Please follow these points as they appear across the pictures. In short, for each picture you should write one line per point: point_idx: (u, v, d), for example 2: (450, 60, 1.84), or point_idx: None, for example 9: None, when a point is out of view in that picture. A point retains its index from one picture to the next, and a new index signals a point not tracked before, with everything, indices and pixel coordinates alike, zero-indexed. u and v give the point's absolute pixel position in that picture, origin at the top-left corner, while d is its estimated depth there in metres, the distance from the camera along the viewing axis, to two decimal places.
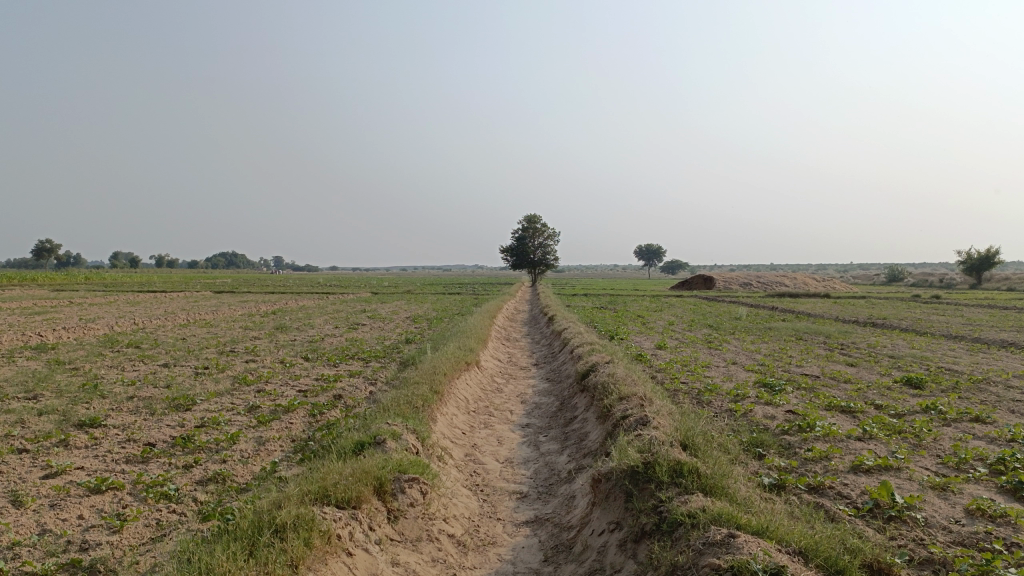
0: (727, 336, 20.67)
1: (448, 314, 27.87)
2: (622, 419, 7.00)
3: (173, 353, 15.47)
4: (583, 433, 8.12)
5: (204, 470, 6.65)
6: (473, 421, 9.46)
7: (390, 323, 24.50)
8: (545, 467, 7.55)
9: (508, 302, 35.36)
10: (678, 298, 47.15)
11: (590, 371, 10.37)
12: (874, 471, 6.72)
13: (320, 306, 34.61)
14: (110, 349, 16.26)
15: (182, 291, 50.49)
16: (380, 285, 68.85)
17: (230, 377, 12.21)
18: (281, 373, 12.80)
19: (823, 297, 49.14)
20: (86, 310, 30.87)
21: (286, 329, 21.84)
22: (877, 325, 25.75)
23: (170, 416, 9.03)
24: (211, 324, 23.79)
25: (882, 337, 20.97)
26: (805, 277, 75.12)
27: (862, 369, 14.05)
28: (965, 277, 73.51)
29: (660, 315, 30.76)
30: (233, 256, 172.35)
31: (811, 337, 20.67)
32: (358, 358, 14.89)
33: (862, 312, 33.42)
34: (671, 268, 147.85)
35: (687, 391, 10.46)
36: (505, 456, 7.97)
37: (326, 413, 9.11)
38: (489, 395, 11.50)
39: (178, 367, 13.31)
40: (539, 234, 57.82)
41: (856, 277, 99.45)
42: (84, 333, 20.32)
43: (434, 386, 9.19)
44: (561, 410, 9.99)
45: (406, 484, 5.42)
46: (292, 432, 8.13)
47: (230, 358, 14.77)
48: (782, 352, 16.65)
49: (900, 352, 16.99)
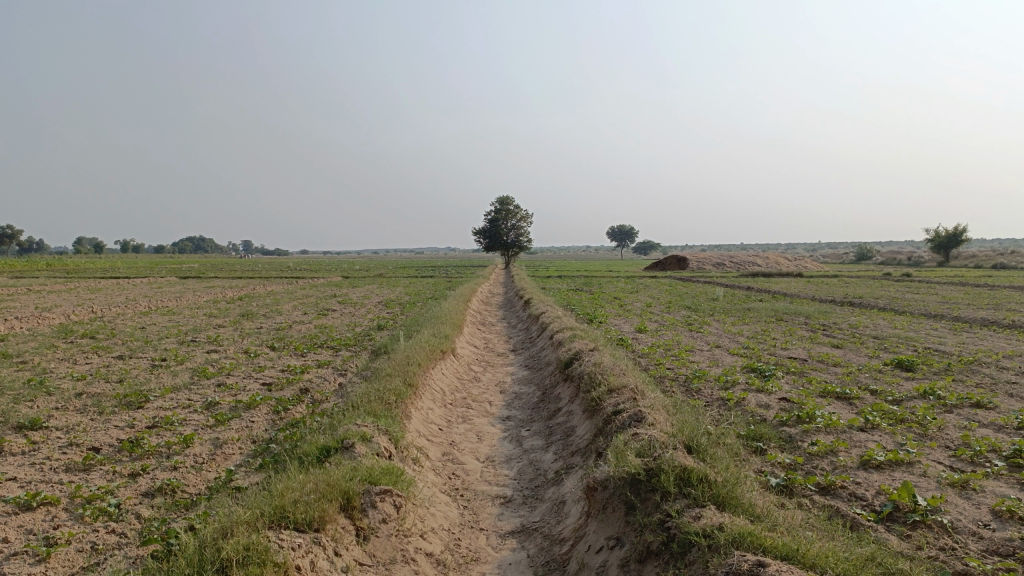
0: (707, 318, 20.25)
1: (421, 299, 27.16)
2: (614, 415, 6.43)
3: (130, 344, 14.61)
4: (569, 428, 7.53)
5: (150, 481, 5.96)
6: (450, 415, 8.84)
7: (361, 308, 23.79)
8: (530, 467, 6.96)
9: (481, 285, 34.63)
10: (653, 279, 46.83)
11: (573, 359, 9.79)
12: (886, 467, 6.25)
13: (289, 291, 33.72)
14: (64, 340, 15.39)
15: (145, 277, 48.88)
16: (348, 269, 67.72)
17: (189, 370, 11.45)
18: (245, 365, 12.05)
19: (797, 277, 48.90)
20: (42, 298, 29.60)
21: (253, 316, 20.97)
22: (856, 304, 25.61)
23: (119, 416, 8.30)
24: (173, 312, 22.81)
25: (863, 317, 20.64)
26: (777, 257, 75.23)
27: (849, 351, 13.66)
28: (933, 255, 74.35)
29: (637, 296, 30.30)
30: (201, 241, 170.36)
31: (792, 317, 20.33)
32: (327, 347, 14.19)
33: (838, 291, 33.30)
34: (644, 248, 148.73)
35: (675, 379, 9.94)
36: (486, 454, 7.37)
37: (291, 410, 8.44)
38: (466, 385, 10.88)
39: (134, 360, 12.50)
40: (512, 216, 57.21)
41: (826, 256, 100.06)
42: (38, 323, 19.30)
43: (407, 378, 8.56)
44: (543, 401, 9.42)
45: (377, 498, 4.77)
46: (253, 432, 7.46)
47: (191, 348, 13.96)
48: (764, 334, 16.20)
49: (883, 333, 16.62)
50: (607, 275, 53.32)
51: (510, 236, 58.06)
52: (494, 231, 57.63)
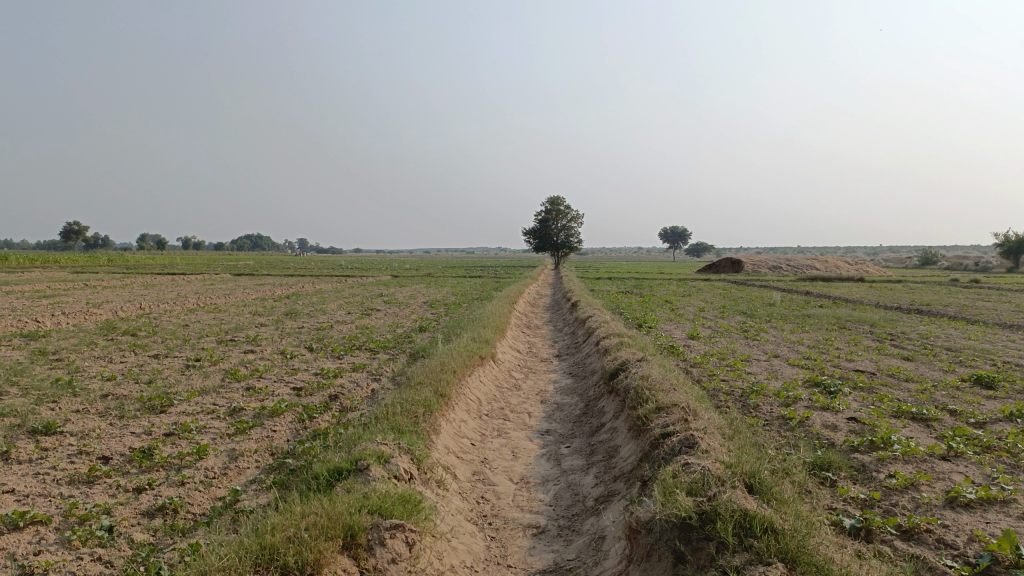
0: (763, 324, 19.29)
1: (467, 299, 26.65)
2: (661, 438, 5.75)
3: (169, 342, 14.36)
4: (613, 449, 6.85)
5: (152, 499, 5.50)
6: (485, 428, 8.24)
7: (406, 308, 23.42)
8: (568, 491, 6.31)
9: (529, 286, 33.96)
10: (705, 282, 45.62)
11: (618, 369, 9.10)
12: (977, 505, 5.44)
13: (337, 289, 33.67)
14: (105, 337, 15.22)
15: (201, 274, 49.86)
16: (397, 267, 67.86)
17: (220, 371, 11.09)
18: (278, 367, 11.63)
19: (858, 281, 46.95)
20: (95, 293, 29.94)
21: (296, 315, 20.71)
22: (924, 311, 24.30)
23: (138, 422, 7.90)
24: (218, 309, 22.71)
25: (933, 327, 19.36)
26: (836, 260, 72.80)
27: (921, 365, 12.63)
28: (1003, 260, 71.05)
29: (689, 299, 29.29)
30: (257, 239, 173.74)
31: (855, 325, 19.24)
32: (365, 349, 13.73)
33: (903, 298, 31.67)
34: (697, 251, 146.55)
35: (730, 394, 9.18)
36: (521, 474, 6.75)
37: (316, 418, 7.95)
38: (505, 394, 10.28)
39: (168, 359, 12.20)
40: (563, 216, 56.52)
41: (887, 261, 96.88)
42: (85, 319, 19.34)
43: (439, 388, 7.99)
44: (586, 415, 8.75)
45: (388, 534, 4.17)
46: (272, 443, 6.98)
47: (227, 348, 13.63)
48: (826, 343, 15.23)
49: (956, 345, 15.48)
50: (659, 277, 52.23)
51: (560, 236, 57.40)
52: (544, 231, 57.03)
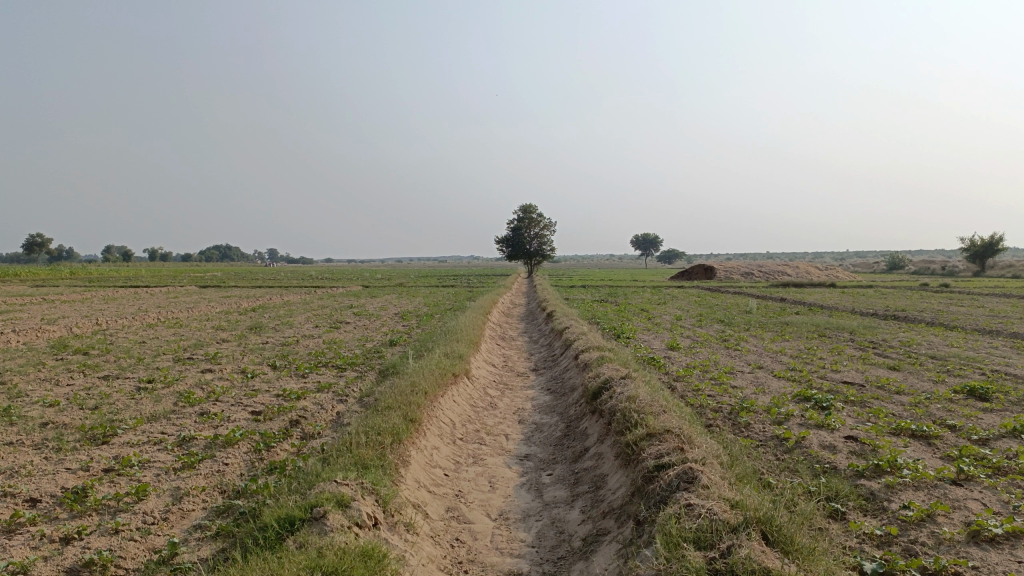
0: (742, 333, 18.88)
1: (439, 311, 25.97)
2: (656, 470, 5.18)
3: (122, 362, 13.50)
4: (599, 479, 6.28)
5: (78, 553, 4.81)
6: (460, 454, 7.62)
7: (375, 321, 22.65)
8: (552, 527, 5.71)
9: (502, 295, 33.32)
10: (679, 289, 45.36)
11: (601, 388, 8.52)
12: (1006, 539, 4.93)
13: (306, 301, 32.80)
14: (53, 358, 14.29)
15: (166, 287, 48.50)
16: (368, 278, 66.88)
17: (174, 394, 10.32)
18: (238, 388, 10.89)
19: (831, 286, 46.86)
20: (52, 309, 28.71)
21: (261, 330, 19.87)
22: (901, 317, 24.14)
23: (76, 455, 7.16)
24: (180, 324, 21.73)
25: (914, 334, 19.08)
26: (808, 266, 73.14)
27: (909, 375, 12.24)
28: (969, 264, 71.92)
29: (665, 308, 28.89)
30: (228, 250, 172.29)
31: (835, 333, 18.90)
32: (332, 366, 13.02)
33: (877, 304, 31.59)
34: (667, 257, 147.21)
35: (720, 411, 8.66)
36: (499, 508, 6.14)
37: (274, 448, 7.27)
38: (480, 414, 9.66)
39: (118, 382, 11.37)
40: (536, 224, 56.07)
41: (855, 266, 97.82)
42: (36, 336, 18.33)
43: (409, 414, 7.36)
44: (568, 437, 8.16)
45: None
46: (223, 479, 6.31)
47: (184, 368, 12.80)
48: (809, 353, 14.81)
49: (940, 353, 15.14)
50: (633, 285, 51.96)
51: (533, 244, 56.87)
52: (516, 239, 56.52)
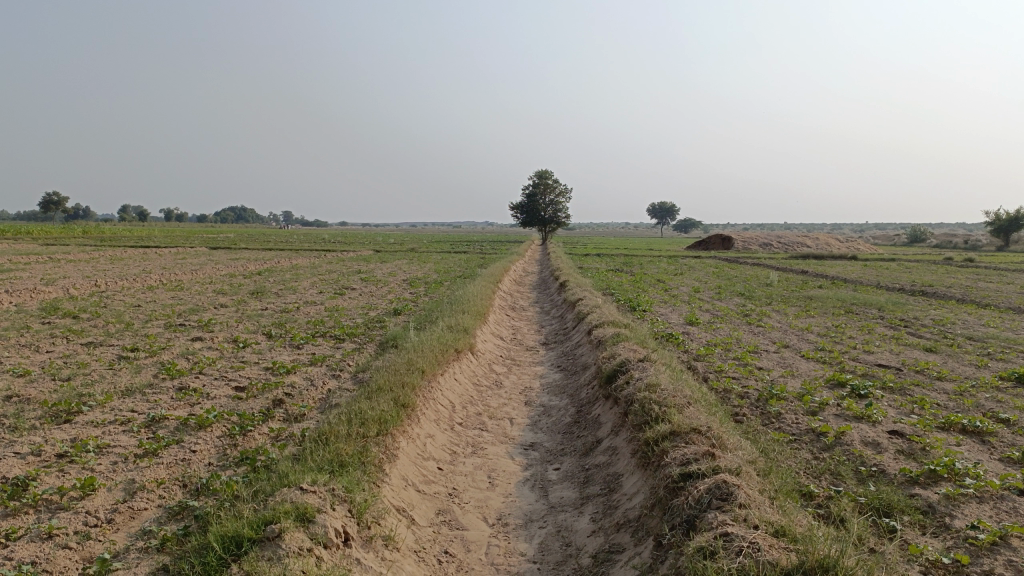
0: (765, 308, 17.96)
1: (449, 278, 25.16)
2: (682, 481, 4.37)
3: (109, 328, 12.77)
4: (614, 480, 5.49)
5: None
6: (458, 443, 6.86)
7: (383, 288, 21.84)
8: (558, 536, 4.93)
9: (514, 262, 32.46)
10: (696, 260, 44.34)
11: (618, 372, 7.71)
12: None
13: (313, 265, 32.00)
14: (40, 322, 13.58)
15: (175, 247, 47.84)
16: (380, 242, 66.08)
17: (155, 366, 9.58)
18: (225, 359, 10.16)
19: (852, 259, 45.63)
20: (54, 269, 28.05)
21: (263, 295, 19.13)
22: (930, 294, 23.09)
23: (31, 437, 6.43)
24: (180, 288, 21.04)
25: (946, 311, 18.09)
26: (827, 237, 71.76)
27: (948, 358, 11.35)
28: (993, 238, 69.98)
29: (682, 279, 27.96)
30: (242, 212, 172.19)
31: (864, 309, 17.94)
32: (330, 336, 12.26)
33: (902, 278, 30.47)
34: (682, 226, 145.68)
35: (746, 399, 7.84)
36: (499, 511, 5.38)
37: (251, 432, 6.52)
38: (484, 394, 8.88)
39: (100, 350, 10.63)
40: (550, 191, 54.95)
41: (875, 238, 96.00)
42: (31, 298, 17.68)
43: (402, 398, 6.59)
44: (578, 425, 7.37)
45: None
46: (187, 471, 5.55)
47: (172, 336, 12.06)
48: (838, 331, 13.92)
49: (978, 333, 14.19)
50: (649, 254, 50.88)
51: (548, 211, 55.84)
52: (530, 205, 55.46)
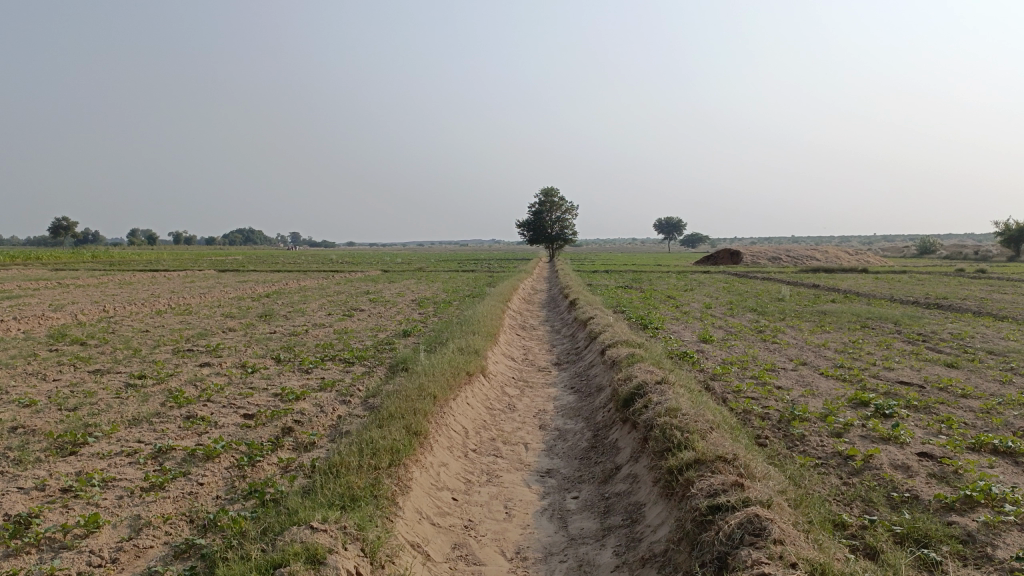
0: (779, 324, 17.71)
1: (458, 298, 24.99)
2: (711, 514, 4.16)
3: (117, 355, 12.62)
4: (636, 510, 5.27)
5: None
6: (472, 471, 6.66)
7: (392, 308, 21.68)
8: (579, 571, 4.72)
9: (523, 281, 32.31)
10: (705, 275, 44.07)
11: (635, 395, 7.50)
12: None
13: (321, 287, 31.88)
14: (47, 349, 13.45)
15: (184, 271, 47.90)
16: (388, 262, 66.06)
17: (162, 393, 9.42)
18: (233, 385, 9.99)
19: (862, 272, 45.31)
20: (64, 294, 28.02)
21: (271, 318, 18.99)
22: (946, 306, 22.78)
23: (34, 471, 6.26)
24: (189, 312, 20.93)
25: (964, 325, 17.78)
26: (836, 250, 71.40)
27: (971, 374, 11.09)
28: (1003, 249, 69.48)
29: (693, 295, 27.70)
30: (250, 234, 172.89)
31: (880, 323, 17.67)
32: (339, 360, 12.08)
33: (916, 291, 30.14)
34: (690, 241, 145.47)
35: (768, 421, 7.61)
36: (517, 544, 5.17)
37: (260, 463, 6.33)
38: (497, 419, 8.68)
39: (106, 378, 10.47)
40: (557, 208, 54.92)
41: (884, 250, 95.50)
42: (39, 325, 17.56)
43: (414, 425, 6.40)
44: (595, 451, 7.16)
45: None
46: (194, 505, 5.37)
47: (180, 362, 11.90)
48: (856, 347, 13.65)
49: (998, 347, 13.90)
50: (657, 270, 50.68)
51: (555, 228, 55.78)
52: (537, 222, 55.42)
